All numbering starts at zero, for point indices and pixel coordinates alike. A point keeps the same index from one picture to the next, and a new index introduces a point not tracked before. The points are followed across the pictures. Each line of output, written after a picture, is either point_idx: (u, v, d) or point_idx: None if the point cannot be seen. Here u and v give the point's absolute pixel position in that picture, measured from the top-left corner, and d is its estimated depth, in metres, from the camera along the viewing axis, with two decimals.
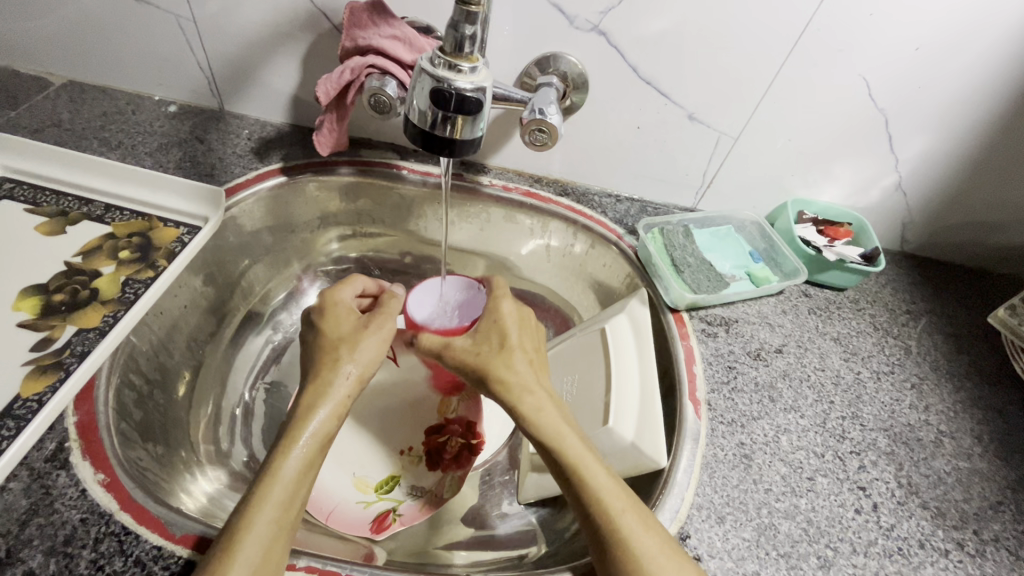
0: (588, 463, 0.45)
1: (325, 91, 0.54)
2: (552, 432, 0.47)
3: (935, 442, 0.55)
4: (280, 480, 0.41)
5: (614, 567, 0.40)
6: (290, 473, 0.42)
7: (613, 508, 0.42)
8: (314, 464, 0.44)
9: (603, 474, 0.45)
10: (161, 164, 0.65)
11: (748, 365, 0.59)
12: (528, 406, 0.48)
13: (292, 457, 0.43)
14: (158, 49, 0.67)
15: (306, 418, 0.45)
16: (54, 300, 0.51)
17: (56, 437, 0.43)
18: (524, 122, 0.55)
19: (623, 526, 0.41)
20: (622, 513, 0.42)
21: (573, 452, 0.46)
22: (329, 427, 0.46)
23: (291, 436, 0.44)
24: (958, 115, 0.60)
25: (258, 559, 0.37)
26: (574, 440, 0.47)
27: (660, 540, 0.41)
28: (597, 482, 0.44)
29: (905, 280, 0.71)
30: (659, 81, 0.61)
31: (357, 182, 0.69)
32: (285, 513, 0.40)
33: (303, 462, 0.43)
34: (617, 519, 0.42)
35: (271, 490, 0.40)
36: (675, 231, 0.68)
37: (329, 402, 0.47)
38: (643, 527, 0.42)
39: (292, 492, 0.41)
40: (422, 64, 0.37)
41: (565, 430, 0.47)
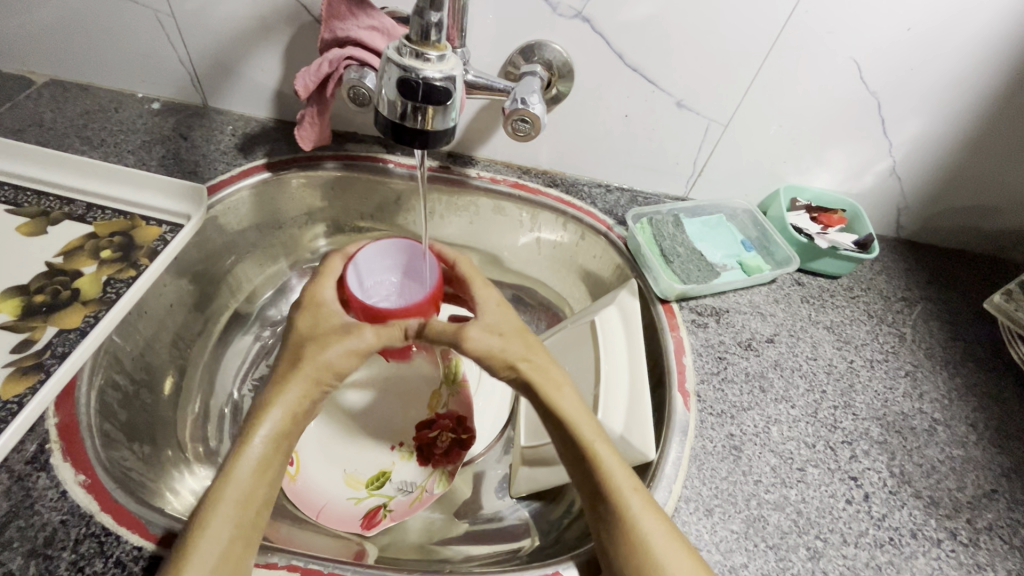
0: (601, 444, 0.46)
1: (304, 84, 0.53)
2: (568, 411, 0.48)
3: (928, 430, 0.54)
4: (234, 480, 0.41)
5: (620, 546, 0.41)
6: (245, 473, 0.42)
7: (624, 487, 0.43)
8: (270, 464, 0.44)
9: (615, 457, 0.46)
10: (143, 161, 0.65)
11: (739, 355, 0.58)
12: (548, 385, 0.50)
13: (248, 455, 0.43)
14: (138, 45, 0.66)
15: (261, 418, 0.45)
16: (35, 300, 0.51)
17: (37, 439, 0.43)
18: (506, 112, 0.54)
19: (631, 506, 0.42)
20: (631, 494, 0.43)
21: (586, 432, 0.47)
22: (284, 424, 0.45)
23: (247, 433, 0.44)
24: (953, 96, 0.59)
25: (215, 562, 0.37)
26: (586, 422, 0.48)
27: (666, 524, 0.42)
28: (608, 462, 0.45)
29: (900, 267, 0.70)
30: (646, 69, 0.60)
31: (343, 176, 0.68)
32: (245, 512, 0.40)
33: (258, 461, 0.43)
34: (626, 499, 0.43)
35: (224, 491, 0.41)
36: (664, 221, 0.67)
37: (281, 403, 0.46)
38: (649, 509, 0.43)
39: (249, 489, 0.41)
40: (388, 54, 0.36)
41: (579, 414, 0.48)
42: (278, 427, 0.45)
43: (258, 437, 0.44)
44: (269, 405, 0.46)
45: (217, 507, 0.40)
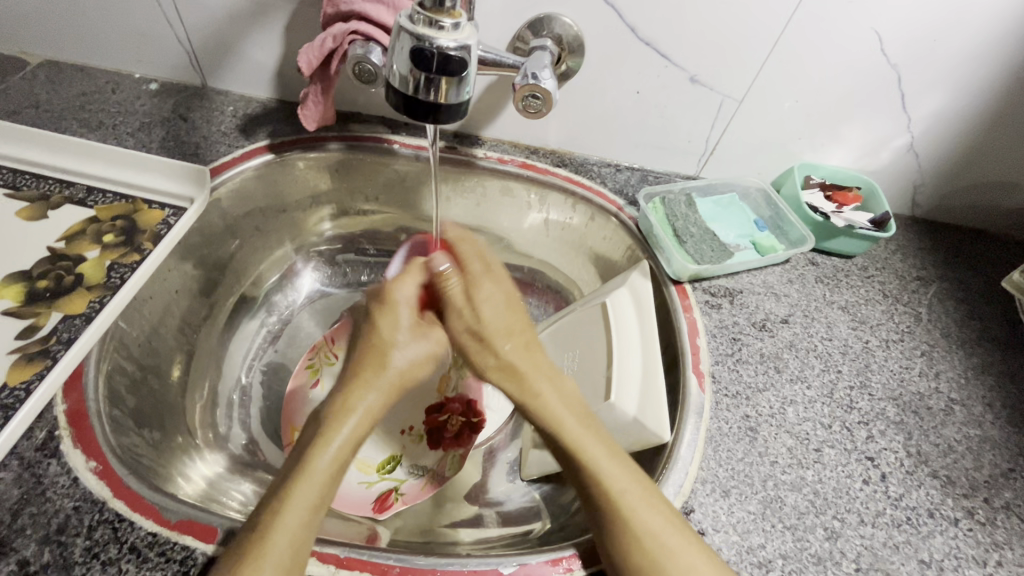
0: (589, 440, 0.45)
1: (307, 61, 0.52)
2: (552, 412, 0.47)
3: (945, 410, 0.54)
4: (314, 474, 0.40)
5: (616, 548, 0.40)
6: (323, 467, 0.41)
7: (615, 488, 0.42)
8: (346, 461, 0.43)
9: (603, 452, 0.44)
10: (143, 143, 0.63)
11: (753, 336, 0.57)
12: (533, 387, 0.49)
13: (330, 448, 0.42)
14: (134, 23, 0.64)
15: (348, 410, 0.45)
16: (38, 286, 0.50)
17: (46, 426, 0.42)
18: (516, 88, 0.52)
19: (625, 503, 0.41)
20: (622, 493, 0.42)
21: (571, 433, 0.46)
22: (374, 412, 0.46)
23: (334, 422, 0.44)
24: (977, 69, 0.57)
25: (286, 561, 0.36)
26: (572, 421, 0.47)
27: (666, 519, 0.41)
28: (597, 462, 0.44)
29: (915, 245, 0.69)
30: (659, 42, 0.58)
31: (348, 157, 0.66)
32: (317, 513, 0.39)
33: (338, 453, 0.42)
34: (619, 500, 0.41)
35: (305, 483, 0.40)
36: (676, 200, 0.65)
37: (363, 406, 0.45)
38: (648, 505, 0.41)
39: (328, 484, 0.41)
40: (400, 22, 0.34)
41: (567, 415, 0.47)
42: (370, 412, 0.45)
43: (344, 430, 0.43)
44: (352, 400, 0.45)
45: (297, 496, 0.39)
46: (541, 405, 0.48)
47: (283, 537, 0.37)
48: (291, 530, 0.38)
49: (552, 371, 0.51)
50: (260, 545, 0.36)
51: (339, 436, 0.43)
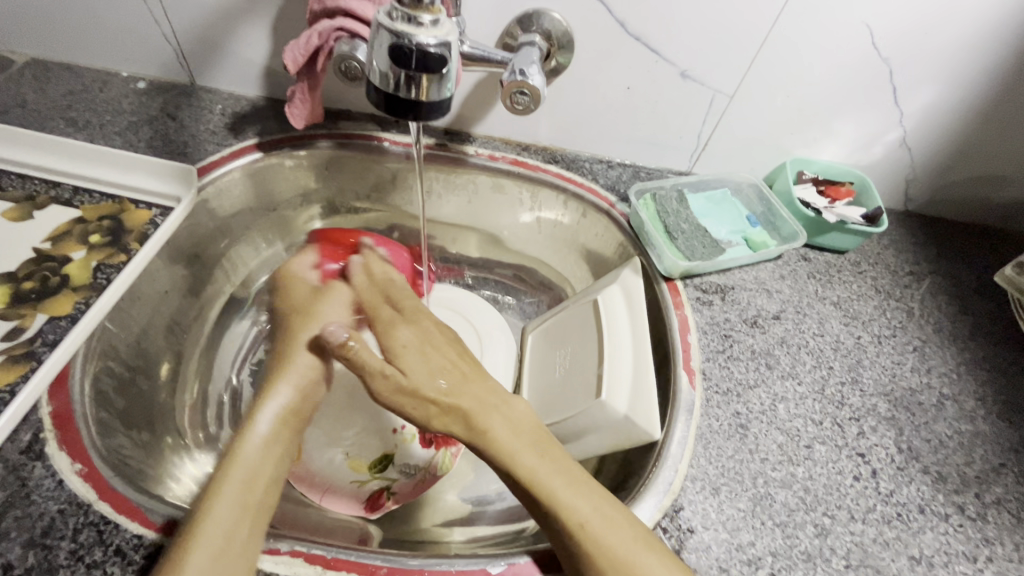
0: (540, 467, 0.44)
1: (293, 58, 0.51)
2: (493, 442, 0.46)
3: (937, 405, 0.54)
4: (241, 462, 0.43)
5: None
6: (231, 488, 0.41)
7: (573, 515, 0.41)
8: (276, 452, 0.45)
9: (554, 473, 0.44)
10: (130, 143, 0.63)
11: (745, 333, 0.57)
12: (474, 413, 0.47)
13: (235, 468, 0.42)
14: (120, 20, 0.63)
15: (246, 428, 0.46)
16: (23, 288, 0.50)
17: (30, 428, 0.42)
18: (504, 84, 0.51)
19: (587, 528, 0.40)
20: (581, 517, 0.41)
21: (523, 465, 0.44)
22: (290, 405, 0.48)
23: (234, 446, 0.44)
24: (968, 62, 0.56)
25: (218, 547, 0.37)
26: (522, 450, 0.45)
27: (636, 536, 0.40)
28: (552, 488, 0.43)
29: (908, 240, 0.69)
30: (649, 38, 0.58)
31: (338, 155, 0.66)
32: (250, 494, 0.41)
33: (263, 444, 0.45)
34: (579, 529, 0.40)
35: (230, 474, 0.42)
36: (668, 196, 0.65)
37: (274, 399, 0.48)
38: (608, 528, 0.40)
39: (255, 471, 0.43)
40: (379, 18, 0.34)
41: (512, 444, 0.46)
42: (284, 407, 0.48)
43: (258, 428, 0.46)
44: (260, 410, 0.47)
45: (227, 491, 0.40)
46: (490, 437, 0.46)
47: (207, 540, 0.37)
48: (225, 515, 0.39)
49: (502, 398, 0.49)
50: (182, 549, 0.36)
51: (247, 439, 0.45)
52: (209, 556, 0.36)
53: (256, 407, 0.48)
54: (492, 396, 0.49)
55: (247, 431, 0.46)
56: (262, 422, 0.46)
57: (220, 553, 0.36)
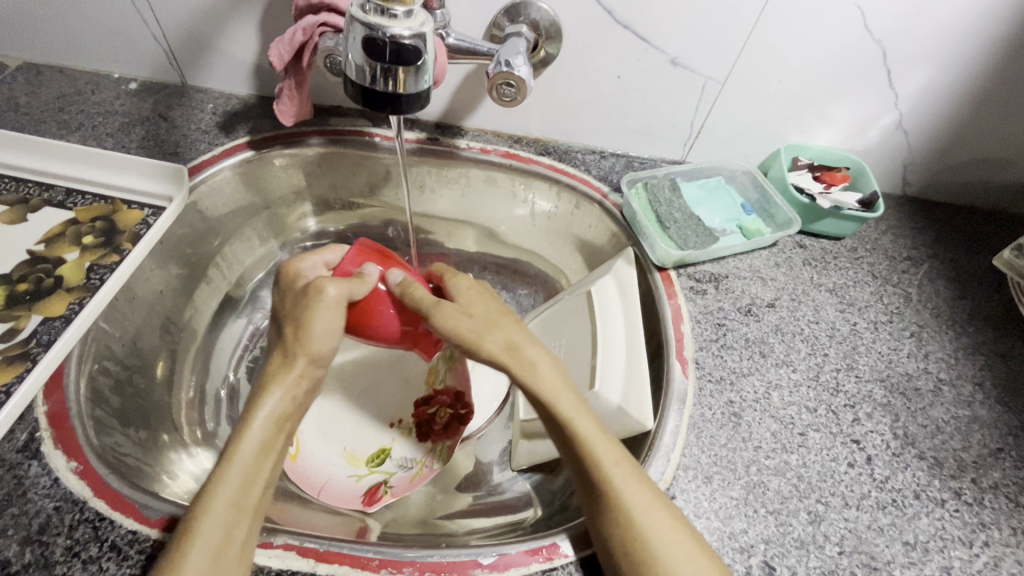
0: (582, 419, 0.45)
1: (278, 55, 0.51)
2: (545, 389, 0.46)
3: (934, 390, 0.53)
4: (236, 465, 0.40)
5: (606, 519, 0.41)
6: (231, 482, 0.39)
7: (606, 463, 0.42)
8: (273, 445, 0.42)
9: (596, 428, 0.45)
10: (122, 143, 0.63)
11: (738, 321, 0.57)
12: (522, 358, 0.47)
13: (246, 445, 0.41)
14: (109, 21, 0.63)
15: (257, 403, 0.43)
16: (18, 290, 0.50)
17: (27, 428, 0.42)
18: (489, 76, 0.51)
19: (619, 484, 0.41)
20: (618, 472, 0.42)
21: (566, 408, 0.45)
22: (285, 408, 0.44)
23: (246, 417, 0.42)
24: (963, 43, 0.55)
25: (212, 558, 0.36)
26: (567, 398, 0.46)
27: (656, 497, 0.42)
28: (590, 439, 0.43)
29: (906, 225, 0.68)
30: (638, 25, 0.57)
31: (329, 152, 0.66)
32: (244, 498, 0.39)
33: (261, 442, 0.41)
34: (610, 473, 0.42)
35: (228, 473, 0.39)
36: (661, 185, 0.65)
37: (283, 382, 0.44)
38: (638, 483, 0.42)
39: (252, 471, 0.40)
40: (351, 12, 0.34)
41: (560, 392, 0.46)
42: (278, 410, 0.43)
43: (263, 413, 0.42)
44: (271, 383, 0.44)
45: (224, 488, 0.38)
46: (539, 379, 0.46)
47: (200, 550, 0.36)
48: (218, 521, 0.37)
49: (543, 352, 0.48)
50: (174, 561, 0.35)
51: (261, 427, 0.42)
52: (208, 556, 0.36)
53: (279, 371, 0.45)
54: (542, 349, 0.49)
55: (261, 403, 0.43)
56: (270, 407, 0.43)
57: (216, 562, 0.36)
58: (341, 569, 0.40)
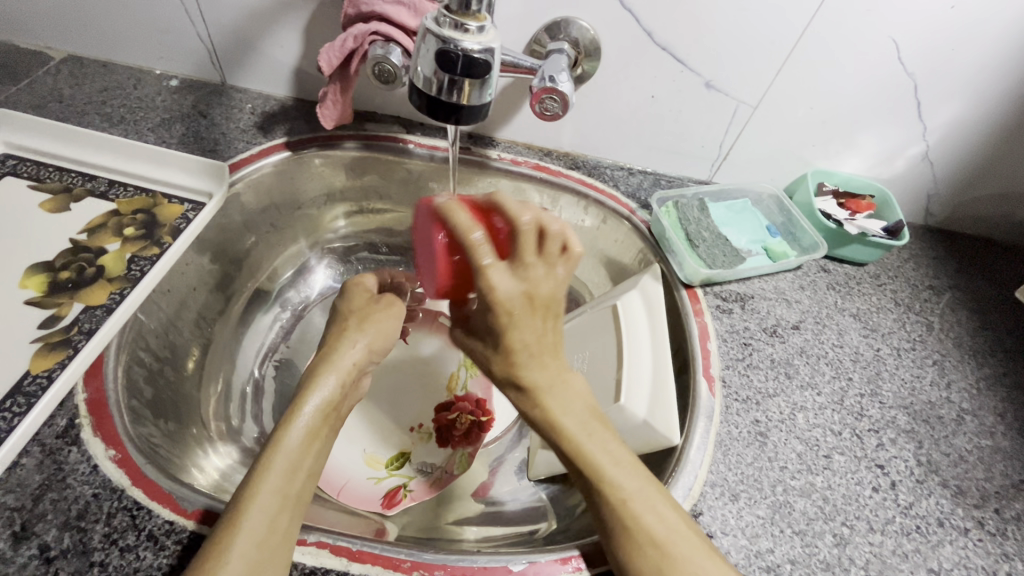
0: (595, 445, 0.41)
1: (328, 60, 0.53)
2: (558, 412, 0.41)
3: (956, 419, 0.54)
4: (283, 452, 0.41)
5: (621, 546, 0.38)
6: (279, 466, 0.40)
7: (623, 491, 0.39)
8: (318, 436, 0.44)
9: (613, 454, 0.41)
10: (163, 139, 0.64)
11: (764, 342, 0.57)
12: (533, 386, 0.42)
13: (294, 429, 0.43)
14: (156, 20, 0.65)
15: (307, 394, 0.46)
16: (60, 277, 0.51)
17: (67, 414, 0.43)
18: (533, 91, 0.52)
19: (636, 509, 0.38)
20: (633, 498, 0.39)
21: (579, 435, 0.41)
22: (334, 397, 0.47)
23: (295, 407, 0.45)
24: (993, 80, 0.57)
25: (261, 537, 0.37)
26: (581, 424, 0.41)
27: (677, 525, 0.38)
28: (606, 467, 0.40)
29: (927, 254, 0.69)
30: (676, 47, 0.59)
31: (364, 156, 0.67)
32: (289, 485, 0.40)
33: (306, 431, 0.43)
34: (627, 501, 0.39)
35: (274, 459, 0.41)
36: (689, 204, 0.66)
37: (331, 373, 0.48)
38: (656, 511, 0.39)
39: (296, 459, 0.42)
40: (426, 24, 0.35)
41: (574, 413, 0.42)
42: (327, 399, 0.46)
43: (310, 405, 0.45)
44: (320, 379, 0.47)
45: (275, 470, 0.40)
46: (549, 405, 0.42)
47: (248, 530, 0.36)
48: (264, 507, 0.38)
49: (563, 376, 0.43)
50: (224, 538, 0.36)
51: (308, 420, 0.44)
52: (253, 544, 0.36)
53: (321, 367, 0.49)
54: (557, 372, 0.42)
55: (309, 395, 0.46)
56: (320, 399, 0.46)
57: (264, 539, 0.37)
58: (373, 569, 0.41)
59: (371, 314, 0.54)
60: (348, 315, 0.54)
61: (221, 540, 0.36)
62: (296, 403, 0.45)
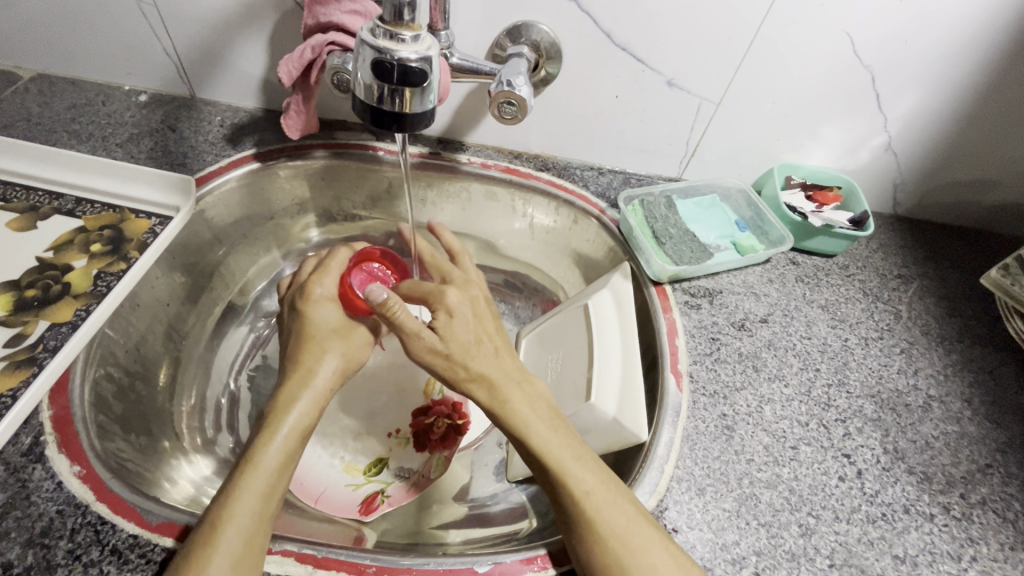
0: (553, 446, 0.45)
1: (288, 72, 0.53)
2: (518, 420, 0.46)
3: (923, 406, 0.54)
4: (260, 471, 0.41)
5: (583, 550, 0.40)
6: (257, 486, 0.41)
7: (579, 489, 0.42)
8: (292, 458, 0.44)
9: (570, 455, 0.44)
10: (131, 154, 0.64)
11: (732, 336, 0.58)
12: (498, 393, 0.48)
13: (272, 448, 0.43)
14: (121, 36, 0.65)
15: (286, 410, 0.46)
16: (26, 296, 0.51)
17: (31, 432, 0.43)
18: (491, 94, 0.53)
19: (592, 509, 0.41)
20: (586, 497, 0.42)
21: (538, 439, 0.45)
22: (307, 422, 0.46)
23: (272, 424, 0.45)
24: (948, 70, 0.58)
25: (239, 552, 0.37)
26: (539, 423, 0.46)
27: (631, 522, 0.41)
28: (563, 466, 0.44)
29: (896, 243, 0.70)
30: (635, 47, 0.59)
31: (333, 165, 0.67)
32: (267, 504, 0.41)
33: (283, 449, 0.43)
34: (584, 503, 0.41)
35: (252, 481, 0.41)
36: (656, 202, 0.66)
37: (307, 394, 0.47)
38: (579, 467, 0.44)
39: (273, 481, 0.42)
40: (362, 35, 0.36)
41: (533, 419, 0.46)
42: (302, 422, 0.46)
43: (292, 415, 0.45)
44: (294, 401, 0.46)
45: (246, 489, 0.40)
46: (511, 412, 0.47)
47: (223, 556, 0.36)
48: (240, 529, 0.38)
49: (500, 347, 0.51)
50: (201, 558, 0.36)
51: (270, 439, 0.44)
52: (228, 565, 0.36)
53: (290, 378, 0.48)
54: (521, 376, 0.49)
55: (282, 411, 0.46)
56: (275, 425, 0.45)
57: (243, 554, 0.37)
58: None
59: (351, 331, 0.53)
60: (322, 331, 0.52)
61: (197, 560, 0.36)
62: (269, 426, 0.45)
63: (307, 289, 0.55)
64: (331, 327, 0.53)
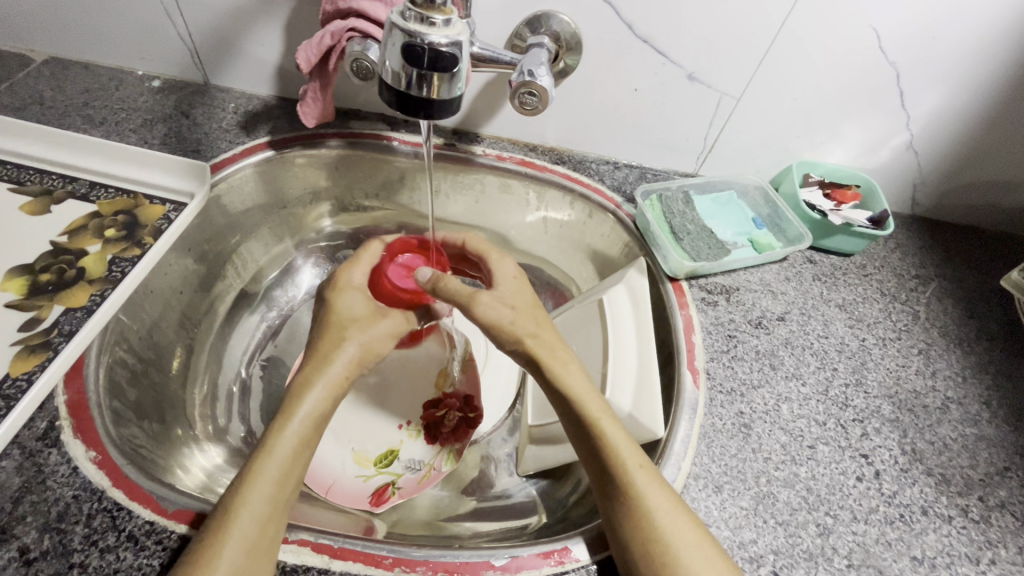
0: (607, 420, 0.46)
1: (306, 58, 0.52)
2: (575, 390, 0.47)
3: (941, 408, 0.54)
4: (273, 458, 0.41)
5: (624, 522, 0.41)
6: (272, 471, 0.41)
7: (629, 461, 0.43)
8: (306, 447, 0.44)
9: (621, 431, 0.45)
10: (145, 139, 0.64)
11: (749, 333, 0.57)
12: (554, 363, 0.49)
13: (287, 434, 0.43)
14: (135, 20, 0.64)
15: (302, 396, 0.45)
16: (41, 280, 0.51)
17: (47, 416, 0.43)
18: (512, 84, 0.52)
19: (641, 482, 0.42)
20: (637, 469, 0.43)
21: (593, 409, 0.46)
22: (322, 408, 0.45)
23: (288, 409, 0.44)
24: (975, 68, 0.57)
25: (251, 539, 0.37)
26: (593, 396, 0.47)
27: (673, 501, 0.42)
28: (614, 439, 0.44)
29: (914, 244, 0.69)
30: (656, 40, 0.58)
31: (347, 154, 0.67)
32: (281, 491, 0.40)
33: (297, 437, 0.43)
34: (633, 474, 0.42)
35: (264, 467, 0.41)
36: (674, 197, 0.66)
37: (323, 379, 0.46)
38: (628, 443, 0.45)
39: (286, 467, 0.42)
40: (392, 19, 0.35)
41: (588, 392, 0.47)
42: (317, 409, 0.45)
43: (309, 401, 0.45)
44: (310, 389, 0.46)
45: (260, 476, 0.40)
46: (566, 381, 0.47)
47: (235, 542, 0.36)
48: (254, 515, 0.38)
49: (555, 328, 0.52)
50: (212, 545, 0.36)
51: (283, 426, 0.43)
52: (240, 550, 0.36)
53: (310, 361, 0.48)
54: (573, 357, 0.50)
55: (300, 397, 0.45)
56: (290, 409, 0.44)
57: (255, 539, 0.37)
58: (354, 566, 0.41)
59: (374, 323, 0.52)
60: (344, 319, 0.51)
61: (211, 544, 0.37)
62: (286, 409, 0.44)
63: (336, 280, 0.54)
64: (354, 317, 0.51)
